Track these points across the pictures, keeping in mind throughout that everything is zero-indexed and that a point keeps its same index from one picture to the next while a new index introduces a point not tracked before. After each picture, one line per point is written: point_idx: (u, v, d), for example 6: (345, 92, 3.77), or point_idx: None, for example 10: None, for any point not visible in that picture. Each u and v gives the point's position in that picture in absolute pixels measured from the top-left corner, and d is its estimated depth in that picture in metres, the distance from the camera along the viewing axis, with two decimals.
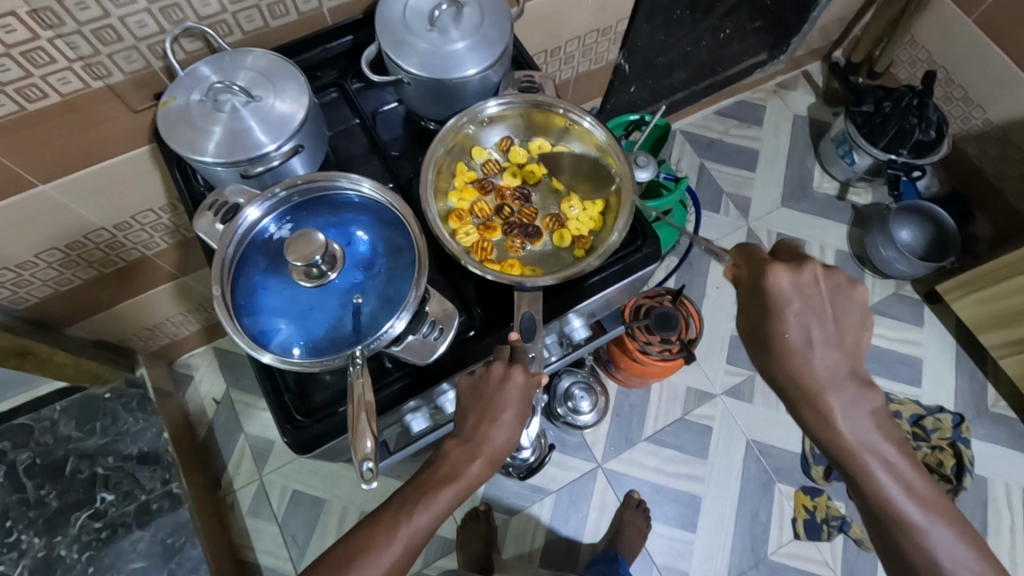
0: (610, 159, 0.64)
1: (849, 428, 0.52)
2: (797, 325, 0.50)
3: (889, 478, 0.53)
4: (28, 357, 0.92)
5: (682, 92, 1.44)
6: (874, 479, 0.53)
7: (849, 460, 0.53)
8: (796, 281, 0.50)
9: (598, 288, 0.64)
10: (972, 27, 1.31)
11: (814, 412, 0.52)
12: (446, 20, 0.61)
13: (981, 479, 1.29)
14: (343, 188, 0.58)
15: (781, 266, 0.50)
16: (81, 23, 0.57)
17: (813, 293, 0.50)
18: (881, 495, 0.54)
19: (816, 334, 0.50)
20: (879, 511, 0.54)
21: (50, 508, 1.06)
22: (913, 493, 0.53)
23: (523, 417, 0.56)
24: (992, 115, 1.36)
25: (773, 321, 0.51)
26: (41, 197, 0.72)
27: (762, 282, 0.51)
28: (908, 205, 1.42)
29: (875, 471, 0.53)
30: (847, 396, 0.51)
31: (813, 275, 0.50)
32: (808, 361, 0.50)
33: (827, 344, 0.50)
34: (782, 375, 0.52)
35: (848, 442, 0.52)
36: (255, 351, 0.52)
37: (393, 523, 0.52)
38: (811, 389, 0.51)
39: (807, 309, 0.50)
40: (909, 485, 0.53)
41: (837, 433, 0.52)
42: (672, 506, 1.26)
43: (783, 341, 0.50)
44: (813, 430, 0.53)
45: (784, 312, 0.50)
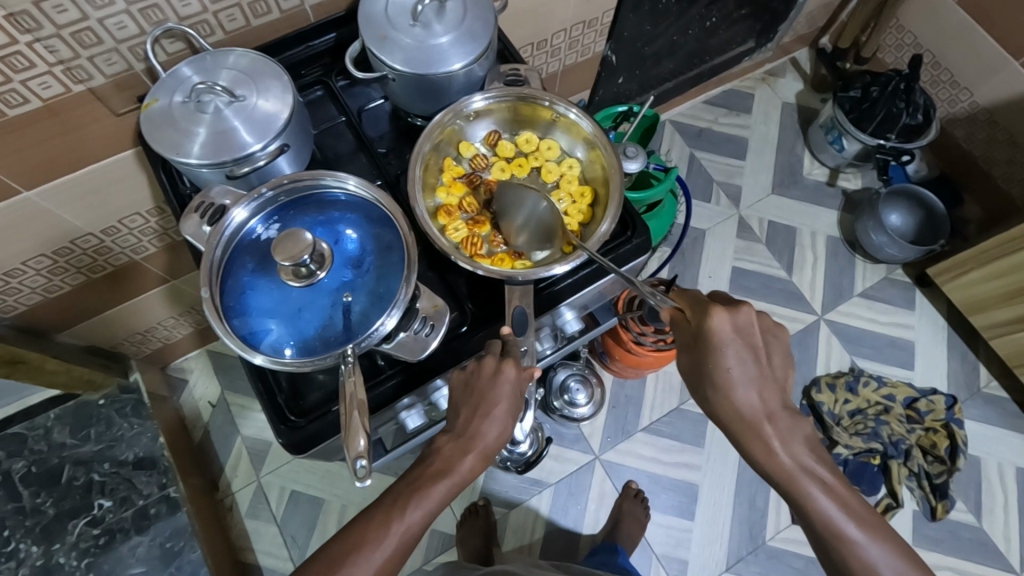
0: (598, 152, 0.64)
1: (785, 451, 0.55)
2: (734, 362, 0.55)
3: (833, 505, 0.54)
4: (20, 365, 0.92)
5: (670, 82, 1.43)
6: (818, 506, 0.54)
7: (790, 486, 0.55)
8: (734, 321, 0.55)
9: (571, 291, 0.64)
10: (957, 10, 1.31)
11: (754, 436, 0.55)
12: (429, 14, 0.61)
13: (974, 459, 1.30)
14: (331, 187, 0.58)
15: (718, 306, 0.55)
16: (59, 27, 0.56)
17: (746, 331, 0.55)
18: (823, 519, 0.54)
19: (750, 370, 0.55)
20: (832, 548, 0.53)
21: (47, 516, 1.05)
22: (861, 523, 0.53)
23: (515, 411, 0.56)
24: (979, 98, 1.36)
25: (713, 359, 0.55)
26: (25, 204, 0.71)
27: (703, 321, 0.55)
28: (898, 188, 1.43)
29: (817, 497, 0.54)
30: (781, 423, 0.56)
31: (747, 315, 0.55)
32: (741, 392, 0.55)
33: (753, 377, 0.56)
34: (722, 407, 0.56)
35: (785, 462, 0.55)
36: (246, 352, 0.51)
37: (388, 520, 0.52)
38: (747, 416, 0.55)
39: (740, 346, 0.55)
40: (855, 514, 0.53)
41: (771, 453, 0.55)
42: (671, 494, 1.27)
43: (724, 374, 0.55)
44: (757, 460, 0.56)
45: (725, 351, 0.55)
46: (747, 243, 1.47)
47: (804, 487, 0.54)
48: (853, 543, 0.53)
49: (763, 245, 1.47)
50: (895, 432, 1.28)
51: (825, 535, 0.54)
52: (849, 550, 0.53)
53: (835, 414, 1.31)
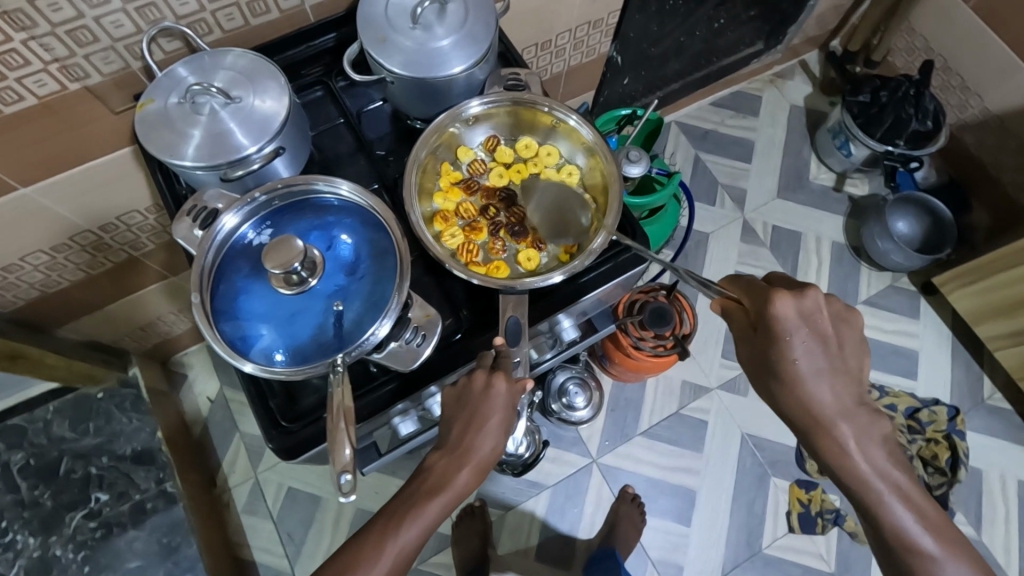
0: (598, 158, 0.63)
1: (861, 453, 0.53)
2: (804, 356, 0.52)
3: (907, 513, 0.53)
4: (21, 360, 0.92)
5: (676, 83, 1.42)
6: (891, 512, 0.53)
7: (865, 491, 0.53)
8: (801, 309, 0.52)
9: (593, 286, 0.64)
10: (970, 14, 1.29)
11: (827, 438, 0.53)
12: (430, 17, 0.60)
13: (976, 471, 1.29)
14: (323, 191, 0.58)
15: (783, 293, 0.52)
16: (54, 25, 0.55)
17: (817, 321, 0.52)
18: (896, 527, 0.53)
19: (823, 365, 0.52)
20: (903, 557, 0.53)
21: (45, 508, 1.06)
22: (936, 533, 0.52)
23: (508, 424, 0.55)
24: (990, 103, 1.34)
25: (781, 350, 0.52)
26: (22, 200, 0.71)
27: (767, 310, 0.52)
28: (905, 195, 1.41)
29: (892, 504, 0.53)
30: (859, 423, 0.53)
31: (816, 302, 0.52)
32: (815, 387, 0.52)
33: (828, 373, 0.53)
34: (791, 403, 0.53)
35: (859, 464, 0.53)
36: (237, 359, 0.51)
37: (381, 540, 0.51)
38: (821, 416, 0.52)
39: (813, 339, 0.52)
40: (930, 525, 0.52)
41: (845, 453, 0.53)
42: (668, 499, 1.26)
43: (791, 367, 0.52)
44: (826, 459, 0.54)
45: (793, 341, 0.52)
46: (752, 247, 1.46)
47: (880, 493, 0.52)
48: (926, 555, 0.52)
49: (767, 250, 1.46)
50: None
51: (896, 545, 0.53)
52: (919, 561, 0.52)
53: None
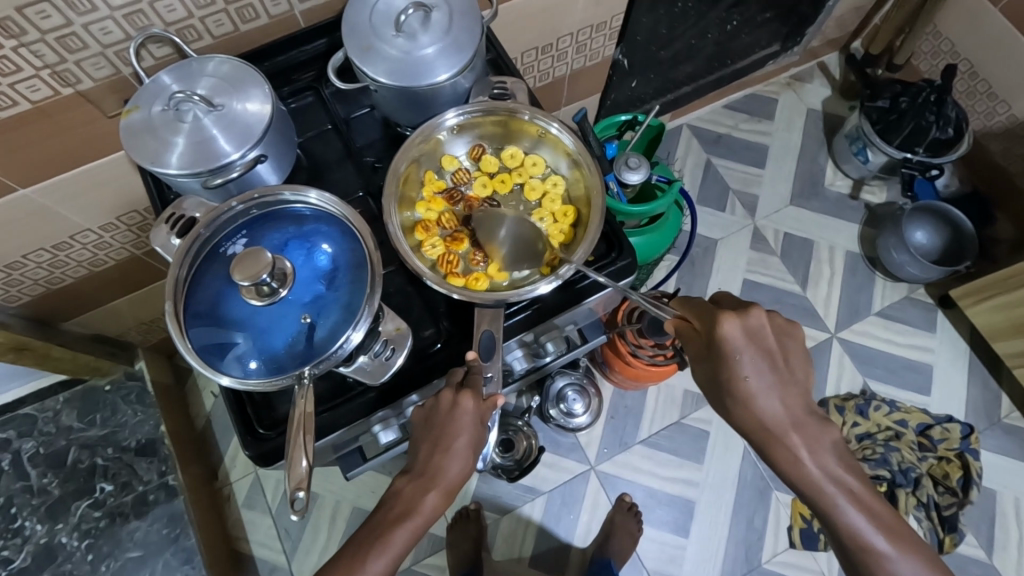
0: (583, 170, 0.62)
1: (815, 464, 0.51)
2: (753, 371, 0.51)
3: (869, 525, 0.51)
4: (26, 352, 0.95)
5: (688, 85, 1.39)
6: (851, 524, 0.51)
7: (822, 502, 0.51)
8: (745, 327, 0.51)
9: (597, 288, 0.62)
10: (998, 18, 1.23)
11: (780, 448, 0.51)
12: (414, 25, 0.59)
13: (990, 492, 1.25)
14: (293, 202, 0.58)
15: (728, 313, 0.51)
16: (44, 32, 0.56)
17: (761, 336, 0.52)
18: (853, 533, 0.51)
19: (770, 376, 0.51)
20: (860, 562, 0.51)
21: (52, 496, 1.09)
22: (890, 534, 0.51)
23: (477, 443, 0.54)
24: (1018, 111, 1.29)
25: (730, 367, 0.51)
26: (22, 201, 0.73)
27: (715, 329, 0.51)
28: (924, 204, 1.36)
29: (847, 511, 0.51)
30: (809, 432, 0.52)
31: (758, 318, 0.52)
32: (765, 401, 0.51)
33: (776, 387, 0.51)
34: (743, 419, 0.52)
35: (814, 477, 0.51)
36: (210, 371, 0.52)
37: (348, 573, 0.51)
38: (771, 428, 0.51)
39: (760, 355, 0.51)
40: (884, 526, 0.51)
41: (801, 466, 0.51)
42: (666, 509, 1.24)
43: (741, 385, 0.51)
44: (781, 470, 0.52)
45: (741, 358, 0.51)
46: (761, 255, 1.42)
47: (837, 505, 0.51)
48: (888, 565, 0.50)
49: (777, 258, 1.42)
50: (905, 460, 1.23)
51: (857, 555, 0.51)
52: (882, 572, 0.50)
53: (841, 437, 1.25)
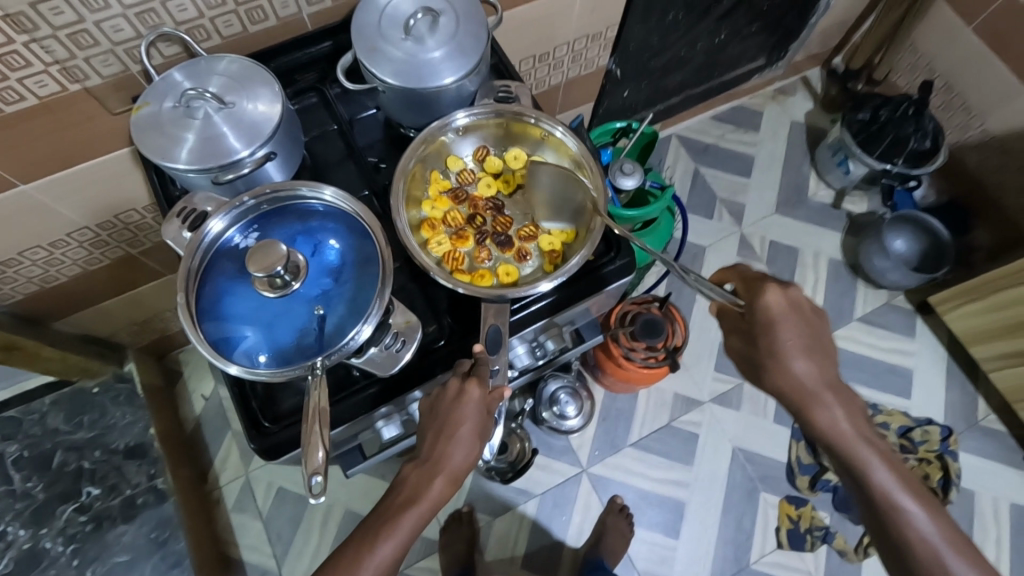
0: (584, 171, 0.64)
1: (848, 420, 0.59)
2: (795, 338, 0.58)
3: (887, 472, 0.59)
4: (16, 352, 0.94)
5: (677, 96, 1.42)
6: (875, 472, 0.59)
7: (852, 453, 0.59)
8: (788, 299, 0.58)
9: (616, 277, 0.65)
10: (972, 36, 1.29)
11: (816, 409, 0.58)
12: (422, 29, 0.61)
13: (969, 493, 1.28)
14: (308, 197, 0.58)
15: (773, 285, 0.58)
16: (55, 28, 0.57)
17: (802, 308, 0.59)
18: (879, 486, 0.59)
19: (809, 344, 0.58)
20: (885, 513, 0.59)
21: (37, 499, 1.08)
22: (911, 490, 0.59)
23: (482, 431, 0.55)
24: (992, 125, 1.34)
25: (772, 333, 0.58)
26: (22, 197, 0.72)
27: (759, 300, 0.58)
28: (903, 214, 1.41)
29: (875, 466, 0.59)
30: (840, 394, 0.59)
31: (798, 293, 0.59)
32: (805, 365, 0.58)
33: (814, 352, 0.58)
34: (781, 381, 0.59)
35: (845, 435, 0.59)
36: (220, 361, 0.52)
37: (357, 554, 0.53)
38: (810, 389, 0.58)
39: (801, 324, 0.58)
40: (903, 481, 0.60)
41: (834, 423, 0.59)
42: (657, 511, 1.26)
43: (784, 351, 0.57)
44: (814, 430, 0.60)
45: (784, 325, 0.58)
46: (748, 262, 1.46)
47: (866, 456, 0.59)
48: (902, 506, 0.59)
49: (764, 265, 1.46)
50: None
51: (879, 497, 0.59)
52: (898, 513, 0.58)
53: None
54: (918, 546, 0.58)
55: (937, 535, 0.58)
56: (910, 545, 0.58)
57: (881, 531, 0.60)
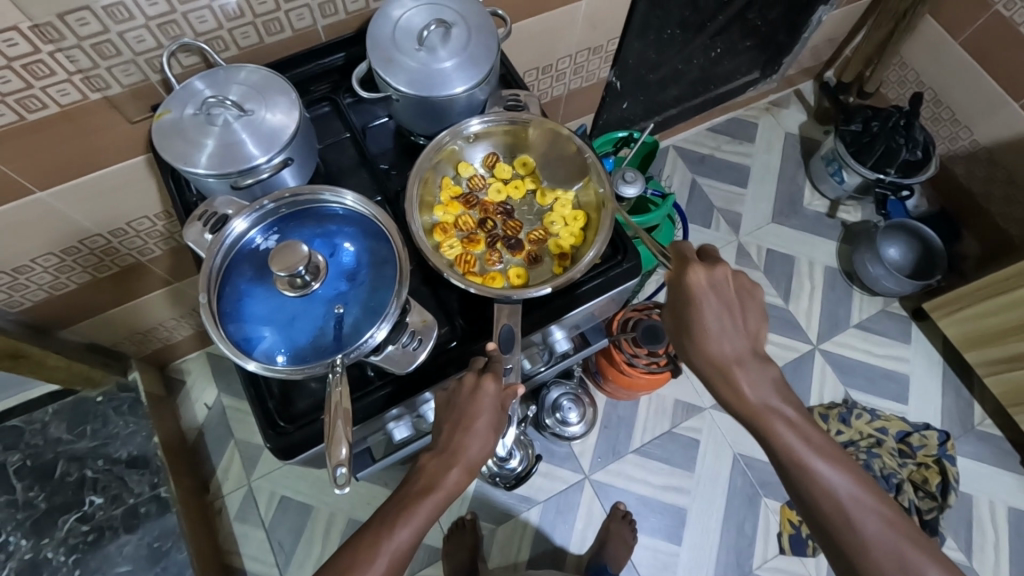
0: (591, 179, 0.66)
1: (754, 391, 0.58)
2: (713, 316, 0.58)
3: (793, 435, 0.58)
4: (21, 361, 0.94)
5: (675, 108, 1.45)
6: (783, 440, 0.58)
7: (757, 422, 0.59)
8: (711, 278, 0.59)
9: (588, 298, 0.66)
10: (958, 50, 1.34)
11: (725, 381, 0.58)
12: (435, 40, 0.63)
13: (966, 497, 1.30)
14: (329, 201, 0.60)
15: (698, 265, 0.58)
16: (80, 38, 0.59)
17: (723, 288, 0.59)
18: (786, 449, 0.58)
19: (726, 320, 0.58)
20: (792, 474, 0.58)
21: (38, 510, 1.07)
22: (821, 453, 0.58)
23: (497, 424, 0.58)
24: (979, 136, 1.38)
25: (693, 311, 0.58)
26: (37, 204, 0.74)
27: (682, 279, 0.59)
28: (896, 222, 1.45)
29: (780, 430, 0.58)
30: (751, 368, 0.58)
31: (724, 274, 0.59)
32: (717, 340, 0.58)
33: (730, 326, 0.58)
34: (698, 355, 0.59)
35: (754, 403, 0.58)
36: (240, 358, 0.53)
37: (376, 540, 0.53)
38: (722, 362, 0.58)
39: (720, 301, 0.58)
40: (813, 444, 0.58)
41: (742, 396, 0.58)
42: (658, 517, 1.26)
43: (701, 328, 0.58)
44: (728, 403, 0.59)
45: (702, 303, 0.58)
46: (745, 270, 1.48)
47: (773, 425, 0.58)
48: (810, 468, 0.57)
49: (761, 273, 1.48)
50: (886, 465, 1.28)
51: (787, 461, 0.58)
52: (806, 474, 0.57)
53: None
54: (826, 504, 0.57)
55: (847, 492, 0.56)
56: (819, 504, 0.57)
57: (793, 491, 0.59)
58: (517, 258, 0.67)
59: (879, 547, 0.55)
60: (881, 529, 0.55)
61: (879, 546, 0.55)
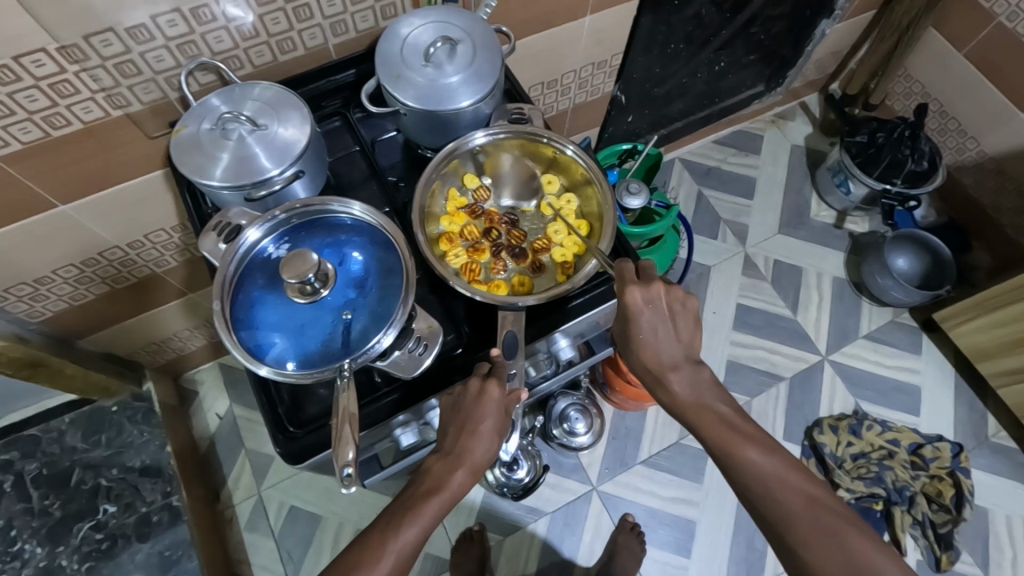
0: (594, 187, 0.68)
1: (685, 389, 0.61)
2: (649, 328, 0.60)
3: (723, 427, 0.59)
4: (41, 369, 0.96)
5: (680, 121, 1.47)
6: (715, 435, 0.59)
7: (690, 416, 0.61)
8: (646, 294, 0.59)
9: (582, 309, 0.67)
10: (964, 61, 1.34)
11: (660, 386, 0.61)
12: (441, 56, 0.65)
13: (981, 510, 1.28)
14: (338, 212, 0.62)
15: (632, 284, 0.59)
16: (104, 58, 0.62)
17: (657, 303, 0.59)
18: (717, 440, 0.59)
19: (658, 330, 0.60)
20: (724, 462, 0.58)
21: (53, 518, 1.09)
22: (751, 440, 0.58)
23: (501, 428, 0.59)
24: (986, 147, 1.38)
25: (629, 326, 0.60)
26: (60, 217, 0.76)
27: (619, 296, 0.60)
28: (904, 233, 1.44)
29: (712, 423, 0.59)
30: (685, 372, 0.61)
31: (658, 289, 0.59)
32: (649, 348, 0.60)
33: (661, 334, 0.60)
34: (635, 362, 0.62)
35: (686, 401, 0.61)
36: (251, 363, 0.54)
37: (384, 539, 0.54)
38: (654, 368, 0.61)
39: (653, 314, 0.60)
40: (744, 434, 0.58)
41: (675, 397, 0.61)
42: (667, 530, 1.26)
43: (638, 341, 0.60)
44: (666, 404, 0.62)
45: (637, 319, 0.59)
46: (753, 281, 1.48)
47: (702, 417, 0.60)
48: (739, 453, 0.57)
49: (768, 284, 1.48)
50: (899, 478, 1.26)
51: (716, 448, 0.59)
52: (734, 459, 0.57)
53: (837, 456, 1.29)
54: (753, 486, 0.56)
55: (774, 474, 0.56)
56: (747, 486, 0.56)
57: (727, 477, 0.59)
58: (520, 266, 0.69)
59: (806, 522, 0.53)
60: (805, 508, 0.54)
61: (804, 524, 0.53)
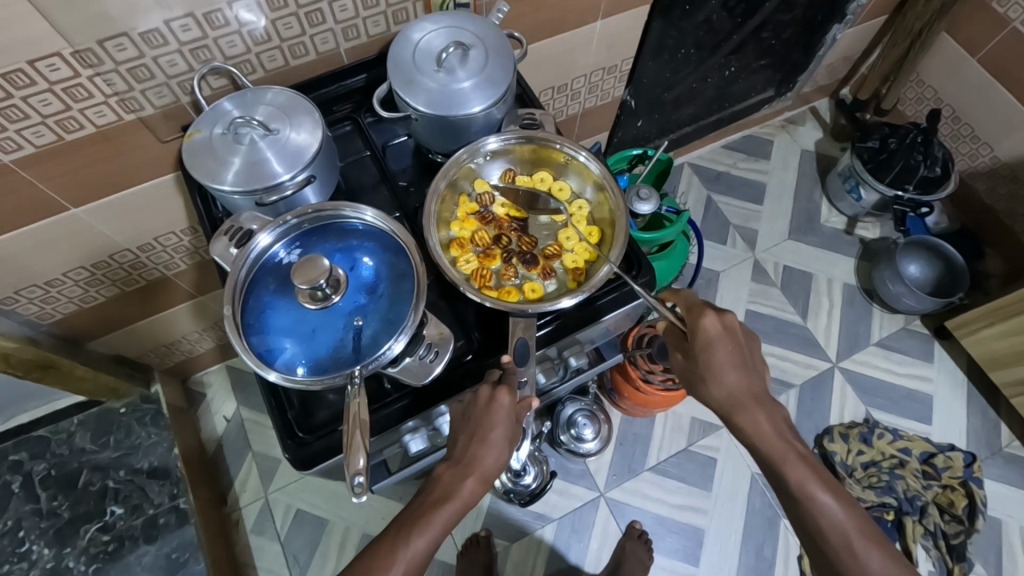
0: (606, 194, 0.68)
1: (770, 425, 0.62)
2: (724, 358, 0.62)
3: (805, 469, 0.61)
4: (51, 370, 0.98)
5: (689, 126, 1.46)
6: (796, 475, 0.61)
7: (774, 454, 0.62)
8: (723, 325, 0.62)
9: (609, 309, 0.67)
10: (977, 67, 1.33)
11: (746, 419, 0.62)
12: (453, 61, 0.65)
13: (995, 521, 1.26)
14: (350, 217, 0.62)
15: (711, 313, 0.62)
16: (117, 63, 0.62)
17: (734, 335, 0.62)
18: (799, 481, 0.60)
19: (737, 363, 0.62)
20: (802, 504, 0.61)
21: (61, 519, 1.09)
22: (830, 487, 0.60)
23: (511, 437, 0.58)
24: (1000, 153, 1.37)
25: (707, 355, 0.62)
26: (72, 220, 0.77)
27: (698, 325, 0.62)
28: (916, 239, 1.42)
29: (789, 462, 0.61)
30: (767, 406, 0.62)
31: (732, 320, 0.63)
32: (731, 381, 0.62)
33: (741, 370, 0.62)
34: (716, 394, 0.62)
35: (767, 437, 0.62)
36: (261, 368, 0.54)
37: (394, 548, 0.54)
38: (736, 401, 0.62)
39: (733, 347, 0.62)
40: (821, 477, 0.61)
41: (760, 431, 0.62)
42: (675, 537, 1.25)
43: (715, 370, 0.62)
44: (746, 437, 0.63)
45: (716, 348, 0.61)
46: (762, 286, 1.47)
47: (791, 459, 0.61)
48: (819, 499, 0.60)
49: (778, 290, 1.47)
50: (910, 487, 1.25)
51: (796, 491, 0.61)
52: (811, 504, 0.60)
53: (847, 464, 1.28)
54: (833, 534, 0.59)
55: (851, 523, 0.59)
56: (824, 532, 0.60)
57: (797, 517, 0.62)
58: (531, 274, 0.68)
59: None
60: (882, 562, 0.58)
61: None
